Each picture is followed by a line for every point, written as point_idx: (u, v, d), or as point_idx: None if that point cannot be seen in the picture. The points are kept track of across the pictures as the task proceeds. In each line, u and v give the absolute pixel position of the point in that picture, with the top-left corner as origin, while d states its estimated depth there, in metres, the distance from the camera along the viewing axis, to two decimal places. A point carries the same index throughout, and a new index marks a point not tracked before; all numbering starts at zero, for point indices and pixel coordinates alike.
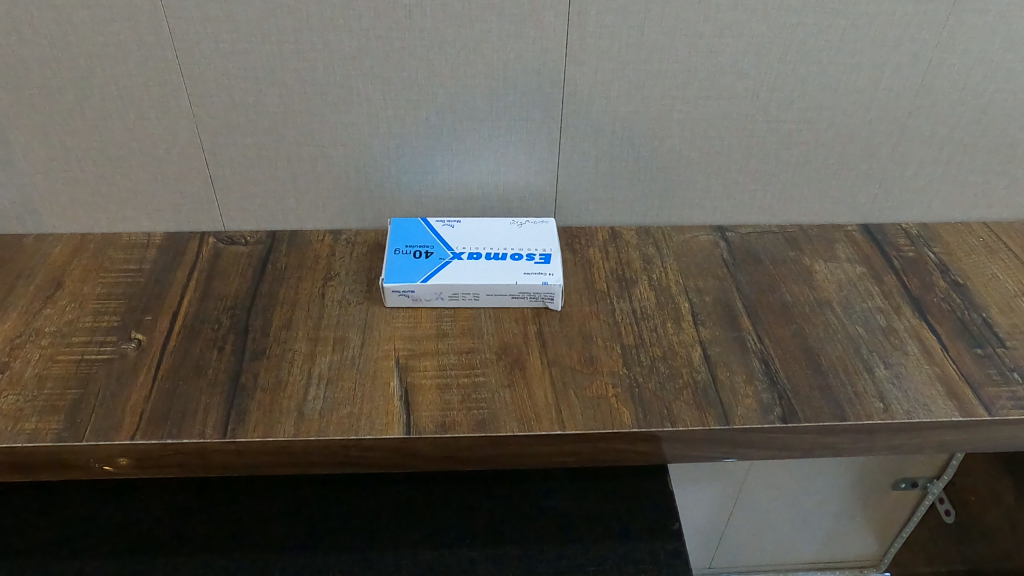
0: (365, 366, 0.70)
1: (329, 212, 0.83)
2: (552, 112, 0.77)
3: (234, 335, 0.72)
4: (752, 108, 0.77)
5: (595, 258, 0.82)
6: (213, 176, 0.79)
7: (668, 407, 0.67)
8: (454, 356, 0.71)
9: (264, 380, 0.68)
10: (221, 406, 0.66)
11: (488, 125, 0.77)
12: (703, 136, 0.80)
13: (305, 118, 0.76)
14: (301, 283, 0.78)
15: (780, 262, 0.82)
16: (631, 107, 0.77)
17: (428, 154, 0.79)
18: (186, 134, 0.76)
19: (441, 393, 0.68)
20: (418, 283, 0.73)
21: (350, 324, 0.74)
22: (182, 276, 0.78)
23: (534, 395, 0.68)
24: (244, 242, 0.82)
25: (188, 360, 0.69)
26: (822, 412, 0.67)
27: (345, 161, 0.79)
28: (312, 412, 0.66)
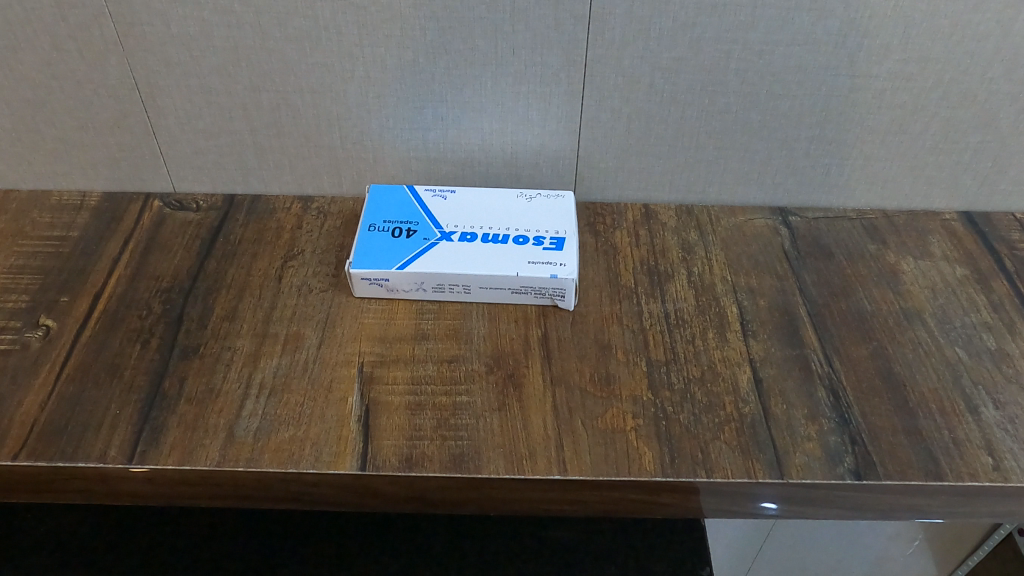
0: (321, 374, 0.55)
1: (298, 174, 0.68)
2: (573, 57, 0.60)
3: (164, 327, 0.58)
4: (836, 59, 0.60)
5: (622, 243, 0.66)
6: (154, 124, 0.65)
7: (704, 449, 0.52)
8: (433, 366, 0.56)
9: (192, 387, 0.54)
10: (132, 420, 0.52)
11: (491, 71, 0.61)
12: (768, 93, 0.62)
13: (262, 56, 0.60)
14: (255, 262, 0.63)
15: (857, 258, 0.65)
16: (677, 53, 0.59)
17: (418, 106, 0.63)
18: (116, 72, 0.61)
19: (411, 416, 0.53)
20: (394, 269, 0.58)
21: (309, 318, 0.59)
22: (114, 248, 0.64)
23: (530, 425, 0.52)
24: (195, 207, 0.68)
25: (103, 357, 0.56)
26: (909, 466, 0.51)
27: (314, 112, 0.64)
28: (245, 433, 0.52)
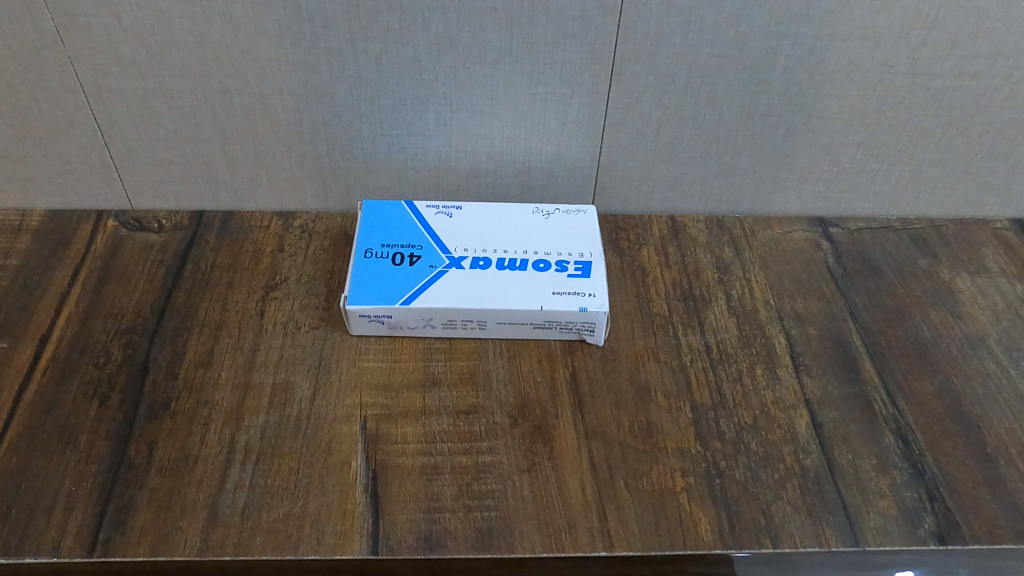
0: (317, 433, 0.47)
1: (277, 187, 0.59)
2: (600, 54, 0.52)
3: (126, 378, 0.49)
4: (896, 54, 0.53)
5: (650, 263, 0.58)
6: (105, 133, 0.55)
7: (767, 513, 0.45)
8: (448, 419, 0.48)
9: (163, 454, 0.45)
10: (92, 499, 0.43)
11: (504, 69, 0.52)
12: (817, 93, 0.55)
13: (233, 53, 0.51)
14: (232, 294, 0.54)
15: (908, 276, 0.59)
16: (718, 48, 0.52)
17: (418, 110, 0.55)
18: (57, 73, 0.51)
19: (427, 482, 0.45)
20: (398, 305, 0.50)
21: (299, 363, 0.51)
22: (61, 279, 0.55)
23: (566, 490, 0.45)
24: (157, 227, 0.59)
25: (54, 419, 0.47)
26: (998, 525, 0.45)
27: (296, 117, 0.55)
28: (231, 511, 0.43)
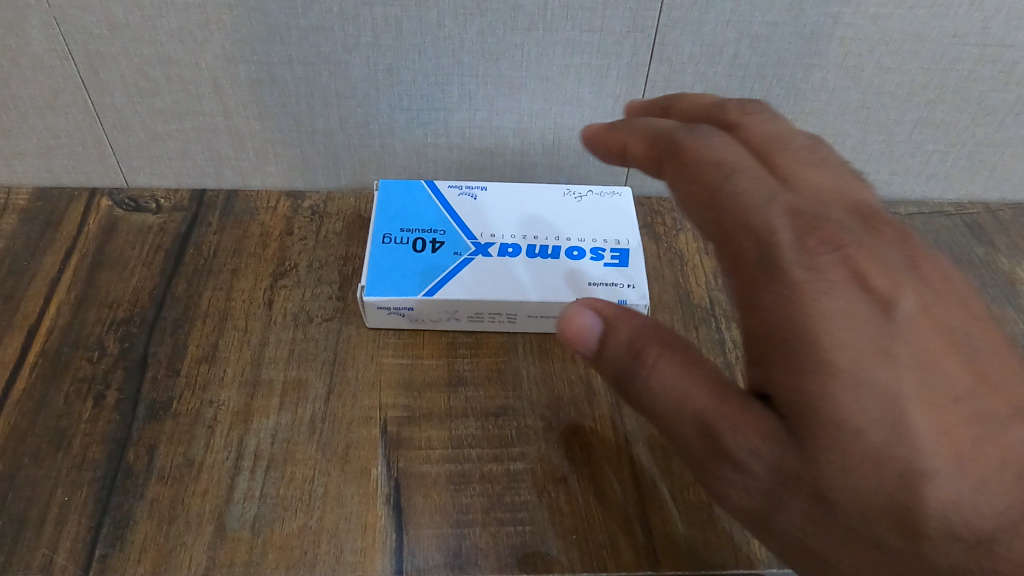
0: (332, 437, 0.43)
1: (285, 163, 0.55)
2: (643, 21, 0.47)
3: (123, 374, 0.45)
4: (967, 24, 0.48)
5: (688, 250, 0.54)
6: (96, 104, 0.50)
7: None
8: (476, 422, 0.44)
9: (165, 460, 0.41)
10: (87, 510, 0.39)
11: (536, 37, 0.48)
12: (876, 67, 0.50)
13: (237, 17, 0.46)
14: (238, 282, 0.50)
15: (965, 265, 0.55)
16: (773, 16, 0.47)
17: (441, 81, 0.50)
18: (41, 37, 0.46)
19: (454, 493, 0.41)
20: (420, 296, 0.46)
21: (312, 358, 0.46)
22: (51, 263, 0.50)
23: (606, 502, 0.41)
24: (154, 207, 0.54)
25: (44, 420, 0.43)
26: None
27: (306, 88, 0.50)
28: (240, 524, 0.39)
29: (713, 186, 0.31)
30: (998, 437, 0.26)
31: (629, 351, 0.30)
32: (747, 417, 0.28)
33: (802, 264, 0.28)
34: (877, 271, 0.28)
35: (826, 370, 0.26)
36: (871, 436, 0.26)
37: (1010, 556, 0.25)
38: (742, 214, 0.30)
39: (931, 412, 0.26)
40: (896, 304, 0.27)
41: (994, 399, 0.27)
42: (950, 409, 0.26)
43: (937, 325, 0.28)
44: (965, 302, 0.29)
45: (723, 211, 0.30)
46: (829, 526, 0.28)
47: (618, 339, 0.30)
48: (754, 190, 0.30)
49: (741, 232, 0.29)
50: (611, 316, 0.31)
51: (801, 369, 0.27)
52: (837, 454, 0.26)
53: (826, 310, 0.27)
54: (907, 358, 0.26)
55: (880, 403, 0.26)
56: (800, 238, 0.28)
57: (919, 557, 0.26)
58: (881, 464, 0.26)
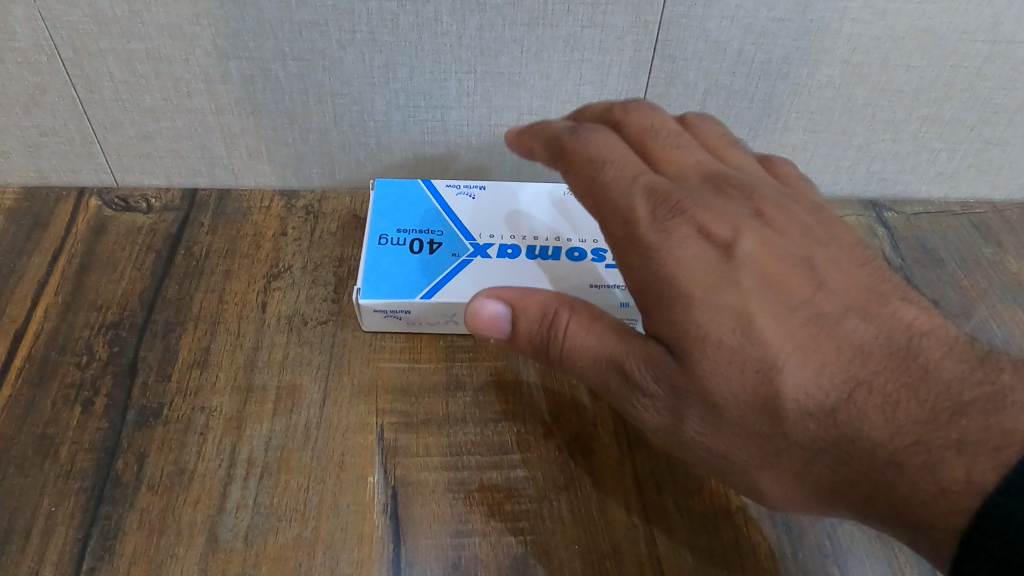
0: (328, 444, 0.42)
1: (279, 162, 0.53)
2: (646, 17, 0.46)
3: (113, 380, 0.44)
4: (976, 20, 0.47)
5: None
6: (84, 101, 0.49)
7: (832, 536, 0.40)
8: (475, 428, 0.43)
9: (156, 468, 0.40)
10: (75, 521, 0.38)
11: (536, 33, 0.47)
12: (884, 63, 0.49)
13: (229, 12, 0.44)
14: (230, 284, 0.49)
15: (971, 265, 0.54)
16: (779, 12, 0.46)
17: (438, 78, 0.49)
18: (26, 32, 0.45)
19: (453, 501, 0.40)
20: (417, 299, 0.45)
21: (306, 362, 0.45)
22: (38, 265, 0.49)
23: (608, 510, 0.40)
24: (145, 207, 0.53)
25: (31, 428, 0.41)
26: None
27: (299, 85, 0.49)
28: (233, 534, 0.38)
29: (593, 180, 0.36)
30: (830, 330, 0.32)
31: (544, 321, 0.36)
32: (638, 347, 0.34)
33: (658, 231, 0.34)
34: (719, 219, 0.34)
35: (684, 300, 0.32)
36: (729, 344, 0.32)
37: (852, 420, 0.31)
38: (613, 199, 0.35)
39: (773, 320, 0.32)
40: (739, 246, 0.33)
41: (823, 300, 0.33)
42: (788, 318, 0.32)
43: (774, 253, 0.34)
44: (796, 225, 0.36)
45: (599, 190, 0.36)
46: (720, 425, 0.33)
47: (530, 320, 0.36)
48: (622, 169, 0.36)
49: (612, 209, 0.35)
50: (515, 295, 0.37)
51: (666, 304, 0.33)
52: (709, 364, 0.32)
53: (680, 258, 0.33)
54: (751, 284, 0.33)
55: (731, 320, 0.32)
56: (658, 205, 0.34)
57: (786, 436, 0.32)
58: (742, 367, 0.32)
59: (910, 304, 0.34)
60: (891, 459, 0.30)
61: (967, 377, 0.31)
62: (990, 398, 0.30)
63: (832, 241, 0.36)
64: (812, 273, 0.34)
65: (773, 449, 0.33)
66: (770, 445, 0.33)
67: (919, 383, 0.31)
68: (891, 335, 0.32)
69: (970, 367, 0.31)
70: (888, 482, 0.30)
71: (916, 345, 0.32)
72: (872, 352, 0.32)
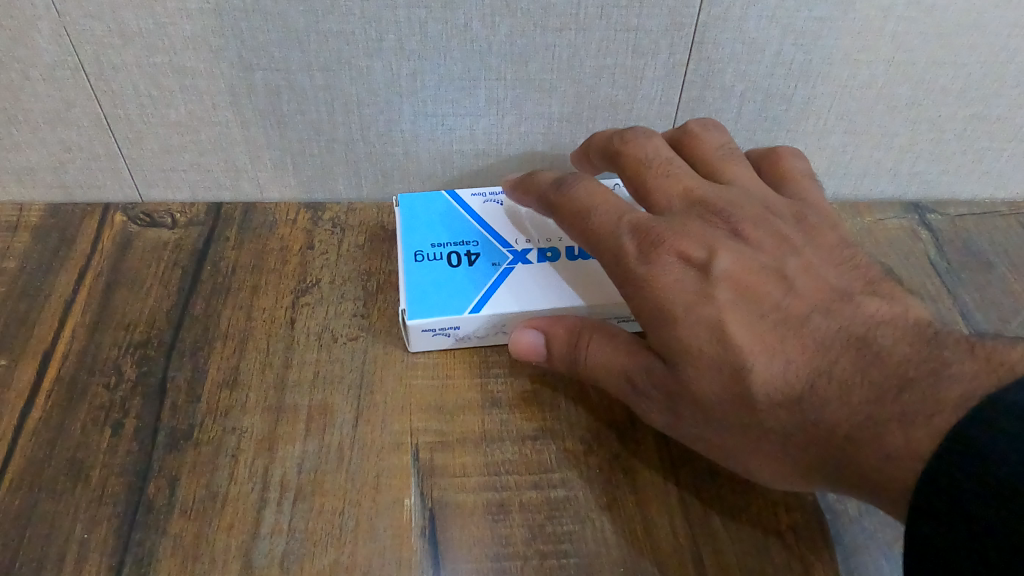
0: (362, 466, 0.41)
1: (305, 175, 0.52)
2: (681, 19, 0.44)
3: (142, 401, 0.43)
4: None
5: None
6: (109, 116, 0.48)
7: (888, 555, 0.39)
8: (513, 446, 0.42)
9: (188, 492, 0.39)
10: (107, 548, 0.37)
11: (568, 38, 0.45)
12: (929, 61, 0.47)
13: (255, 22, 0.44)
14: (258, 300, 0.48)
15: (1021, 269, 0.52)
16: (819, 10, 0.44)
17: (467, 86, 0.48)
18: (50, 47, 0.44)
19: (493, 523, 0.39)
20: (467, 313, 0.43)
21: (338, 381, 0.44)
22: (65, 284, 0.48)
23: (653, 531, 0.39)
24: (170, 223, 0.52)
25: (60, 452, 0.41)
26: None
27: (325, 95, 0.47)
28: (268, 560, 0.37)
29: (583, 229, 0.40)
30: (798, 330, 0.35)
31: (569, 340, 0.41)
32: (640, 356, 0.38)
33: (643, 261, 0.37)
34: (698, 241, 0.38)
35: (669, 319, 0.36)
36: (709, 353, 0.35)
37: (824, 413, 0.33)
38: (601, 241, 0.39)
39: (747, 326, 0.36)
40: (715, 264, 0.37)
41: (796, 304, 0.36)
42: (760, 323, 0.36)
43: (750, 269, 0.37)
44: (771, 237, 0.39)
45: (589, 233, 0.40)
46: (711, 424, 0.36)
47: (557, 343, 0.41)
48: (605, 209, 0.40)
49: (602, 247, 0.39)
50: (544, 323, 0.42)
51: (656, 321, 0.37)
52: (693, 368, 0.35)
53: (661, 281, 0.37)
54: (725, 298, 0.36)
55: (710, 334, 0.35)
56: (641, 234, 0.38)
57: (762, 424, 0.35)
58: (722, 372, 0.35)
59: (875, 299, 0.37)
60: (848, 436, 0.32)
61: (914, 356, 0.33)
62: (932, 372, 0.32)
63: (809, 249, 0.39)
64: (782, 280, 0.37)
65: (754, 437, 0.35)
66: (752, 435, 0.35)
67: (874, 368, 0.33)
68: (853, 329, 0.35)
69: (919, 348, 0.33)
70: (850, 458, 0.32)
71: (873, 334, 0.34)
72: (834, 345, 0.34)
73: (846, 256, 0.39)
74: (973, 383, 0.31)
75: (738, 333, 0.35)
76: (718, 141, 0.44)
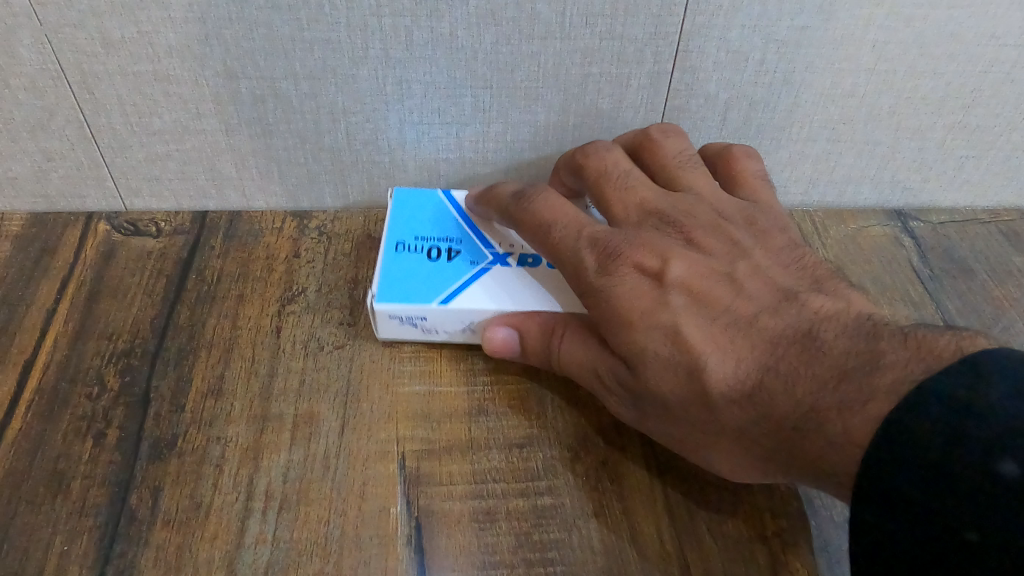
0: (348, 475, 0.40)
1: (291, 184, 0.52)
2: (665, 28, 0.45)
3: (125, 411, 0.42)
4: (1004, 24, 0.46)
5: None
6: (93, 125, 0.48)
7: None
8: (499, 454, 0.42)
9: (171, 502, 0.39)
10: (88, 560, 0.37)
11: (553, 47, 0.45)
12: (910, 70, 0.48)
13: (240, 30, 0.44)
14: (243, 309, 0.48)
15: (1003, 275, 0.52)
16: (802, 20, 0.45)
17: (452, 95, 0.48)
18: (33, 56, 0.44)
19: (479, 532, 0.39)
20: (434, 303, 0.43)
21: (324, 389, 0.44)
22: (47, 294, 0.48)
23: (640, 538, 0.39)
24: (155, 232, 0.52)
25: (41, 462, 0.40)
26: None
27: (311, 104, 0.47)
28: (252, 571, 0.37)
29: (545, 242, 0.41)
30: (747, 331, 0.36)
31: (545, 332, 0.42)
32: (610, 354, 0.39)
33: (600, 272, 0.38)
34: (651, 250, 0.39)
35: (625, 325, 0.37)
36: (664, 355, 0.36)
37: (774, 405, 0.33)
38: (563, 251, 0.40)
39: (699, 328, 0.36)
40: (668, 271, 0.38)
41: (745, 306, 0.37)
42: (712, 326, 0.36)
43: (701, 275, 0.38)
44: (722, 243, 0.40)
45: (552, 246, 0.41)
46: (677, 421, 0.37)
47: (533, 337, 0.42)
48: (564, 224, 0.41)
49: (564, 257, 0.40)
50: (517, 318, 0.43)
51: (615, 326, 0.37)
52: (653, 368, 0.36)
53: (614, 287, 0.38)
54: (677, 302, 0.37)
55: (665, 340, 0.36)
56: (597, 245, 0.39)
57: (717, 420, 0.35)
58: (676, 373, 0.36)
59: (821, 297, 0.37)
60: (795, 426, 0.33)
61: (854, 348, 0.33)
62: (868, 364, 0.32)
63: (760, 253, 0.40)
64: (733, 284, 0.38)
65: (711, 433, 0.36)
66: (711, 434, 0.36)
67: (817, 360, 0.33)
68: (798, 326, 0.36)
69: (861, 341, 0.34)
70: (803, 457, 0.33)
71: (816, 330, 0.35)
72: (781, 343, 0.35)
73: (795, 257, 0.40)
74: (907, 367, 0.31)
75: (693, 336, 0.36)
76: (674, 148, 0.45)
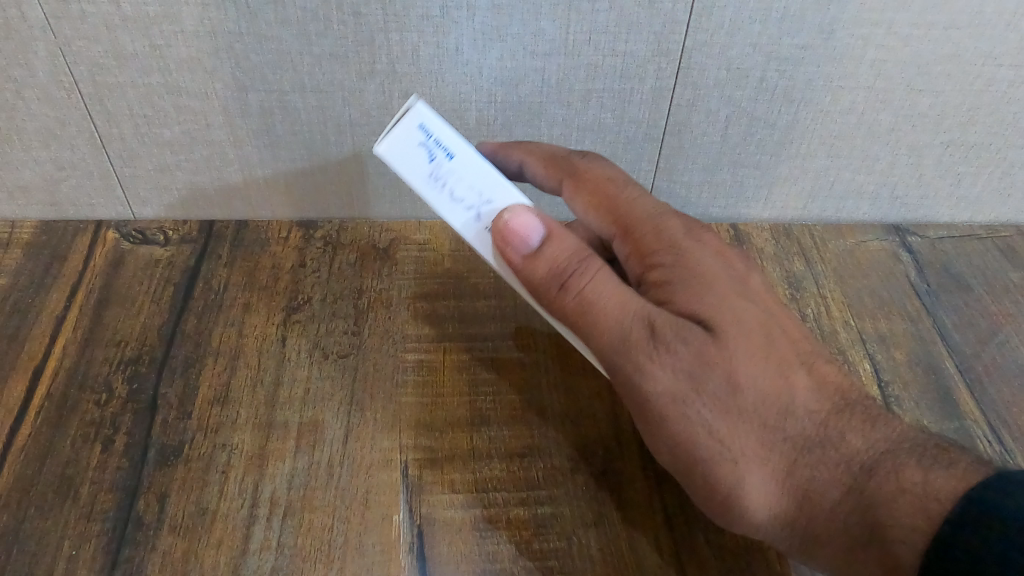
0: (351, 483, 0.41)
1: (297, 195, 0.53)
2: (667, 45, 0.46)
3: (132, 418, 0.43)
4: (1000, 44, 0.47)
5: None
6: (103, 135, 0.49)
7: None
8: (500, 464, 0.42)
9: (177, 508, 0.39)
10: (96, 565, 0.37)
11: (557, 63, 0.46)
12: (908, 88, 0.49)
13: (250, 44, 0.44)
14: (249, 318, 0.48)
15: (999, 291, 0.53)
16: (801, 39, 0.46)
17: (457, 108, 0.48)
18: (47, 68, 0.45)
19: (480, 540, 0.39)
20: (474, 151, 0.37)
21: (328, 398, 0.45)
22: (57, 301, 0.49)
23: (638, 548, 0.39)
24: (162, 240, 0.53)
25: (50, 467, 0.41)
26: None
27: (319, 116, 0.48)
28: None
29: (616, 197, 0.41)
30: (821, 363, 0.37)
31: (579, 255, 0.36)
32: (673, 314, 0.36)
33: (687, 237, 0.39)
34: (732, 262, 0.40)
35: (710, 289, 0.37)
36: (759, 341, 0.36)
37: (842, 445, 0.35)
38: (644, 217, 0.40)
39: (787, 339, 0.37)
40: (751, 279, 0.39)
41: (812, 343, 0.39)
42: (798, 342, 0.38)
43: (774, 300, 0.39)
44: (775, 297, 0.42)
45: (626, 207, 0.40)
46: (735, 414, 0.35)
47: (564, 246, 0.36)
48: (646, 199, 0.41)
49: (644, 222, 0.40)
50: (552, 225, 0.36)
51: (698, 296, 0.37)
52: (738, 347, 0.35)
53: (705, 262, 0.38)
54: (762, 306, 0.38)
55: (754, 323, 0.37)
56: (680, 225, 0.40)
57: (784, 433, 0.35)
58: (765, 358, 0.36)
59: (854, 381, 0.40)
60: (866, 465, 0.34)
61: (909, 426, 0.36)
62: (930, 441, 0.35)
63: None
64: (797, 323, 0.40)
65: (771, 444, 0.35)
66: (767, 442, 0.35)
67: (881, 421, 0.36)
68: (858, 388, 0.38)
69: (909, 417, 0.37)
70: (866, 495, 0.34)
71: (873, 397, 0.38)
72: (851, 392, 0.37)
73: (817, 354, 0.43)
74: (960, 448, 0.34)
75: (785, 340, 0.37)
76: None
